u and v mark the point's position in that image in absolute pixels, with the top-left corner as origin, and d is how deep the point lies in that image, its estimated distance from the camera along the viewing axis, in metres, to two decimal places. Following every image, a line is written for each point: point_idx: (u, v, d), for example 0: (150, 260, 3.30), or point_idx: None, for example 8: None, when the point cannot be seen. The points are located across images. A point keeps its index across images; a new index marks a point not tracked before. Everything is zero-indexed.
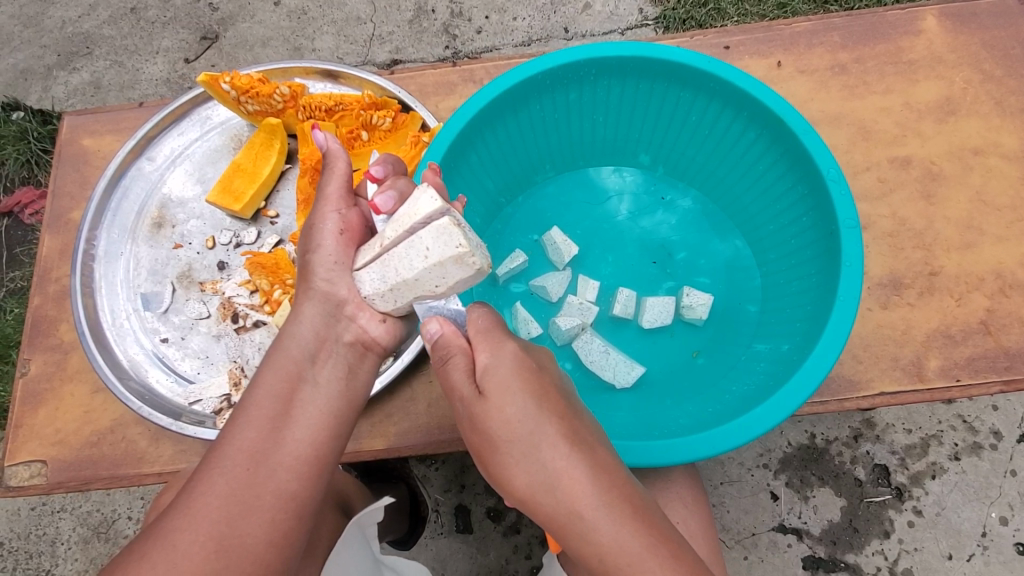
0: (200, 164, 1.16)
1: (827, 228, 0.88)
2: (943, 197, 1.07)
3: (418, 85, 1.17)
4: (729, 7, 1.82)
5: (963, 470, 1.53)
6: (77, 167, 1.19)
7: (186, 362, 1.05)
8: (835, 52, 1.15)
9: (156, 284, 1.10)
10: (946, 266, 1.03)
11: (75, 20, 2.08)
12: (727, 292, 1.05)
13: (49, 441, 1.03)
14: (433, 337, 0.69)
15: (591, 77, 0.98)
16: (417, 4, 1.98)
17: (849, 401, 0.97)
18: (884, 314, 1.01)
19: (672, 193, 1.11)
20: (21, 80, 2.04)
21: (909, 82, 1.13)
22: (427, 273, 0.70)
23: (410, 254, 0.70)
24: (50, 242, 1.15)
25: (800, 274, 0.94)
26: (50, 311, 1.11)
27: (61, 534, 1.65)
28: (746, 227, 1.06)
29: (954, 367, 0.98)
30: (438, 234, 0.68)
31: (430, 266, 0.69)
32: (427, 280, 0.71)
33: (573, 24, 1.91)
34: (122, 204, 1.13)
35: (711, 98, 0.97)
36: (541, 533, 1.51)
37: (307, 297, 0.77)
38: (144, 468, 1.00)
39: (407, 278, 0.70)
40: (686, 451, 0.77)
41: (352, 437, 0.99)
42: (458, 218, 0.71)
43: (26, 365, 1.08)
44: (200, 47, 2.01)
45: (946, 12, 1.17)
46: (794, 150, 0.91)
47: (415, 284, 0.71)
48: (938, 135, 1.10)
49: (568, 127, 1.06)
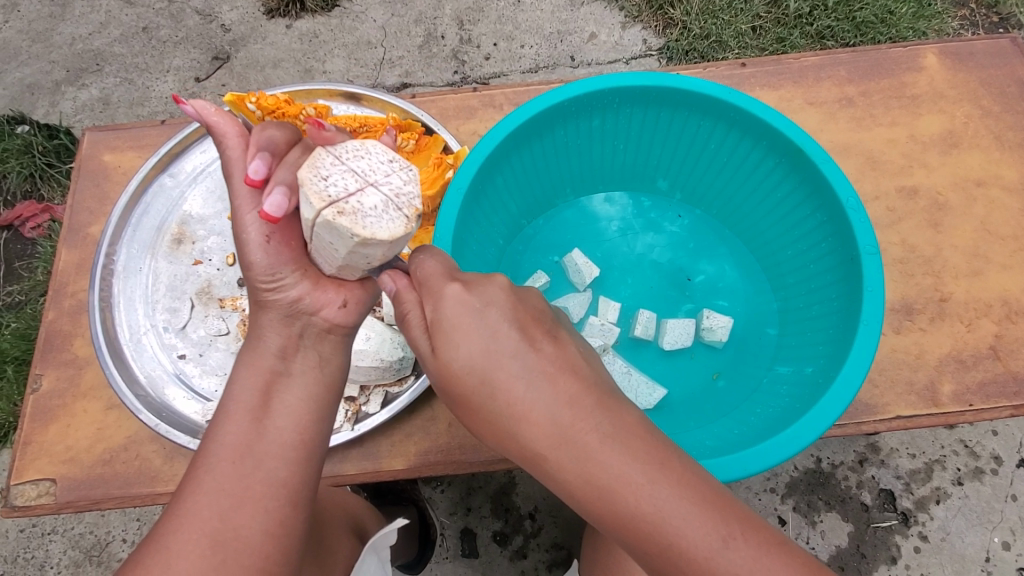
0: (222, 182, 1.17)
1: (848, 254, 0.90)
2: (950, 226, 1.10)
3: (439, 109, 1.20)
4: (731, 39, 1.89)
5: (966, 495, 1.54)
6: (97, 182, 1.19)
7: (204, 379, 1.05)
8: (842, 86, 1.20)
9: (175, 300, 1.09)
10: (955, 292, 1.06)
11: (86, 37, 2.10)
12: (746, 314, 1.07)
13: (60, 459, 1.01)
14: (390, 292, 0.68)
15: (615, 105, 1.01)
16: (427, 30, 2.03)
17: (867, 424, 0.98)
18: (898, 339, 1.03)
19: (690, 217, 1.14)
20: (28, 95, 2.05)
21: (914, 116, 1.18)
22: (351, 258, 0.67)
23: (325, 246, 0.67)
24: (67, 256, 1.15)
25: (820, 299, 0.96)
26: (64, 325, 1.10)
27: (51, 557, 1.60)
28: (763, 252, 1.08)
29: (966, 392, 1.00)
30: (330, 231, 0.63)
31: (347, 254, 0.66)
32: (357, 261, 0.68)
33: (579, 53, 1.97)
34: (143, 220, 1.13)
35: (731, 127, 1.00)
36: (549, 558, 1.50)
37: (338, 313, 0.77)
38: (159, 487, 0.99)
39: (338, 264, 0.70)
40: (719, 472, 0.77)
41: (373, 456, 0.99)
42: (323, 212, 0.61)
43: (38, 380, 1.06)
44: (211, 67, 2.04)
45: (946, 51, 1.23)
46: (814, 178, 0.93)
47: (348, 265, 0.69)
48: (943, 166, 1.15)
49: (590, 152, 1.09)
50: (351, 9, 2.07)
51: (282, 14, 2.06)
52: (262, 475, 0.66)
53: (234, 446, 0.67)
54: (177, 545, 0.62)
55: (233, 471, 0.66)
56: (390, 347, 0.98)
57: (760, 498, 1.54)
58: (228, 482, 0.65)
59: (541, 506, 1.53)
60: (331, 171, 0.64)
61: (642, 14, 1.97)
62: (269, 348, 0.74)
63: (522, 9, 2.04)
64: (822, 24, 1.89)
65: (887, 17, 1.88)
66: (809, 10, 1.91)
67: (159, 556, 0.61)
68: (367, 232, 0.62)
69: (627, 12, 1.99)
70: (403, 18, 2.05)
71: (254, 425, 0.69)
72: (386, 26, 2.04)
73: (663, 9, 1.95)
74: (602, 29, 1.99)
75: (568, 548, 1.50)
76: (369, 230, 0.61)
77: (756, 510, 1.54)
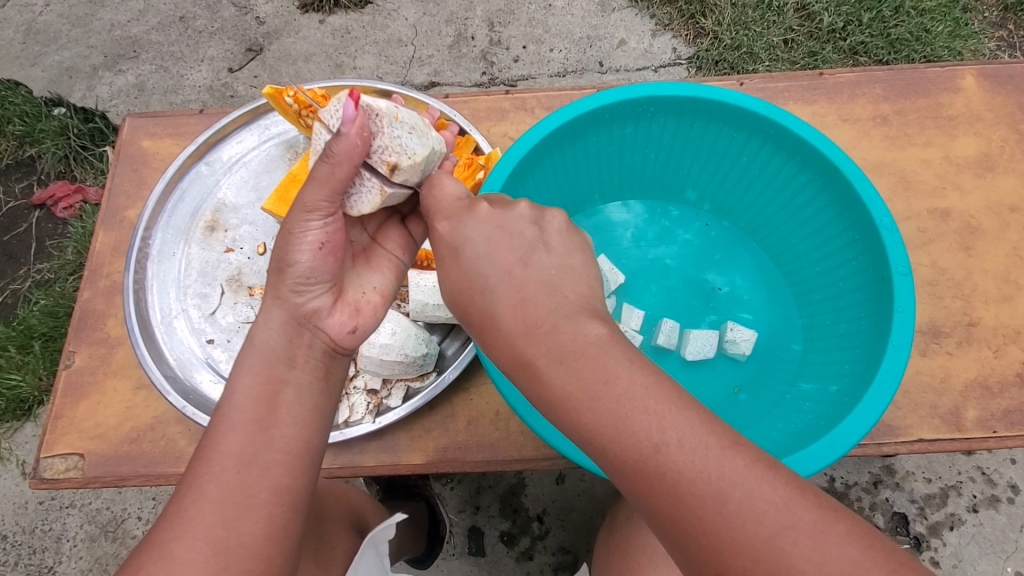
0: (256, 173, 1.19)
1: (878, 273, 0.90)
2: (982, 250, 1.09)
3: (471, 110, 1.21)
4: (762, 51, 1.89)
5: (981, 523, 1.51)
6: (135, 167, 1.23)
7: (231, 365, 1.07)
8: (877, 103, 1.19)
9: (207, 286, 1.12)
10: (984, 317, 1.04)
11: (124, 24, 2.15)
12: (770, 329, 1.07)
13: (88, 435, 1.04)
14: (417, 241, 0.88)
15: (649, 113, 1.02)
16: (458, 31, 2.05)
17: (888, 446, 0.97)
18: (923, 362, 1.02)
19: (718, 229, 1.14)
20: (66, 78, 2.10)
21: (949, 137, 1.17)
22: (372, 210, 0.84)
23: None
24: (104, 238, 1.18)
25: (847, 317, 0.96)
26: (98, 305, 1.13)
27: (67, 531, 1.64)
28: (790, 267, 1.08)
29: (991, 419, 0.99)
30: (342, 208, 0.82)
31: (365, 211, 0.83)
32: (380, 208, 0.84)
33: (608, 59, 1.97)
34: (178, 206, 1.16)
35: (765, 140, 1.00)
36: (555, 561, 1.50)
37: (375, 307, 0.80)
38: (183, 468, 1.01)
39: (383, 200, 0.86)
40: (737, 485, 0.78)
41: (392, 449, 1.00)
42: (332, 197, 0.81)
43: (71, 357, 1.09)
44: (244, 58, 2.08)
45: (985, 72, 1.21)
46: (847, 196, 0.93)
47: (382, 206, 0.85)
48: (977, 189, 1.13)
49: (621, 159, 1.09)
50: (384, 7, 2.09)
51: (316, 9, 2.09)
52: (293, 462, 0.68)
53: (267, 434, 0.68)
54: (212, 527, 0.63)
55: (265, 457, 0.67)
56: (415, 343, 0.99)
57: None
58: (268, 468, 0.67)
59: (549, 508, 1.53)
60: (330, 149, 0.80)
61: (673, 22, 1.97)
62: None
63: (553, 13, 2.05)
64: (855, 40, 1.88)
65: (923, 35, 1.86)
66: (843, 24, 1.89)
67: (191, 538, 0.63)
68: (355, 206, 0.79)
69: (659, 20, 1.98)
70: (435, 17, 2.07)
71: (288, 413, 0.70)
72: (417, 24, 2.07)
73: (694, 19, 1.95)
74: (632, 36, 1.99)
75: (575, 552, 1.51)
76: (354, 208, 0.79)
77: None
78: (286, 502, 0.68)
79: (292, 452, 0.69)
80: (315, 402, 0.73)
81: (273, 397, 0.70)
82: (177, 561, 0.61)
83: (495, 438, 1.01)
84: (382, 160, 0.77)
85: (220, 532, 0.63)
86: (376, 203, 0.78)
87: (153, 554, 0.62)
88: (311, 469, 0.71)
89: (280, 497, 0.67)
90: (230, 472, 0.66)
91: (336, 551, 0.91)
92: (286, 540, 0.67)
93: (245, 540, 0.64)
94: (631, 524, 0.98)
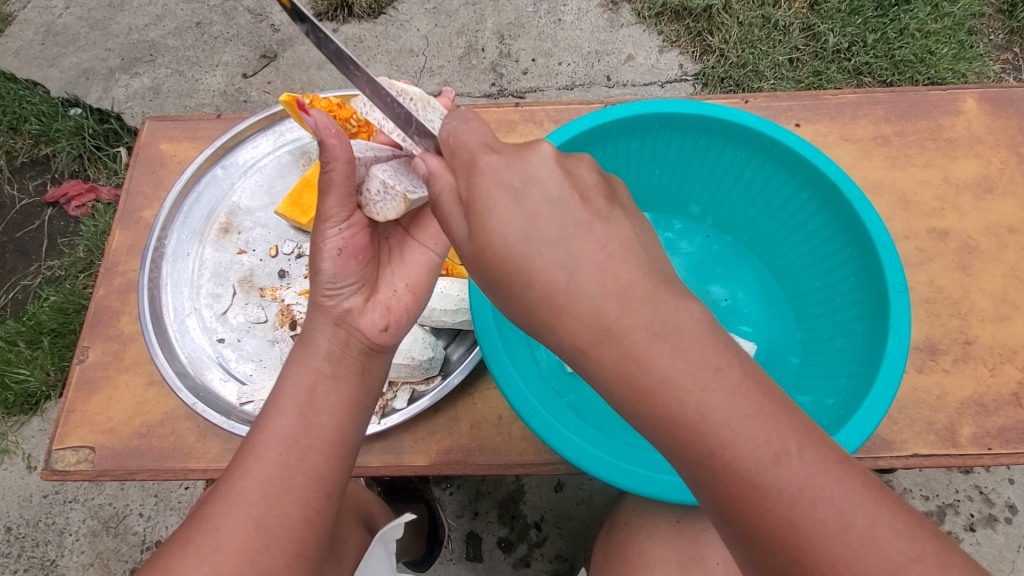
0: (271, 177, 1.22)
1: (875, 290, 0.92)
2: (979, 270, 1.11)
3: (481, 121, 1.24)
4: (767, 70, 1.92)
5: (978, 542, 1.52)
6: (153, 168, 1.26)
7: (241, 363, 1.09)
8: (878, 124, 1.22)
9: (219, 287, 1.15)
10: (981, 336, 1.06)
11: (142, 28, 2.20)
12: (770, 342, 1.08)
13: (100, 428, 1.06)
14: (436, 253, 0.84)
15: (655, 129, 1.05)
16: (468, 43, 2.09)
17: (884, 459, 0.99)
18: (920, 378, 1.04)
19: (720, 244, 1.16)
20: (83, 79, 2.14)
21: (949, 159, 1.19)
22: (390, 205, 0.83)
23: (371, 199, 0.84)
24: (121, 237, 1.21)
25: (844, 332, 0.98)
26: (113, 302, 1.15)
27: (69, 525, 1.66)
28: (790, 282, 1.10)
29: (986, 436, 1.00)
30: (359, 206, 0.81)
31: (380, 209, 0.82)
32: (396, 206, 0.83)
33: (615, 74, 2.01)
34: (194, 208, 1.19)
35: (766, 158, 1.03)
36: (552, 569, 1.51)
37: (390, 311, 0.82)
38: (191, 463, 1.03)
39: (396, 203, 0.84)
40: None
41: (396, 450, 1.02)
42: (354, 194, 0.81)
43: (85, 352, 1.12)
44: (259, 64, 2.12)
45: (986, 96, 1.24)
46: (846, 214, 0.96)
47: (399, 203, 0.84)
48: (976, 210, 1.16)
49: (627, 173, 1.12)
50: (396, 18, 2.14)
51: (330, 18, 2.14)
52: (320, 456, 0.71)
53: (307, 421, 0.74)
54: (256, 505, 0.69)
55: (290, 443, 0.73)
56: (421, 346, 1.02)
57: None
58: (308, 453, 0.73)
59: (547, 516, 1.54)
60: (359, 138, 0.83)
61: (679, 39, 2.01)
62: (311, 340, 0.79)
63: (562, 27, 2.09)
64: (860, 61, 1.91)
65: (926, 57, 1.90)
66: (848, 45, 1.93)
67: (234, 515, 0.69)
68: (377, 213, 0.80)
69: (666, 37, 2.02)
70: (446, 29, 2.12)
71: (328, 401, 0.76)
72: (428, 35, 2.11)
73: (701, 36, 1.99)
74: (639, 52, 2.03)
75: (572, 560, 1.51)
76: (378, 214, 0.80)
77: None
78: (323, 488, 0.73)
79: (330, 441, 0.75)
80: (342, 392, 0.78)
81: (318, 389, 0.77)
82: (205, 534, 0.68)
83: (497, 442, 1.03)
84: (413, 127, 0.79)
85: (263, 509, 0.69)
86: (402, 203, 0.78)
87: (199, 527, 0.68)
88: (348, 458, 0.77)
89: (317, 482, 0.73)
90: (275, 454, 0.72)
91: (346, 546, 0.93)
92: (322, 525, 0.73)
93: (284, 520, 0.70)
94: (629, 529, 1.00)
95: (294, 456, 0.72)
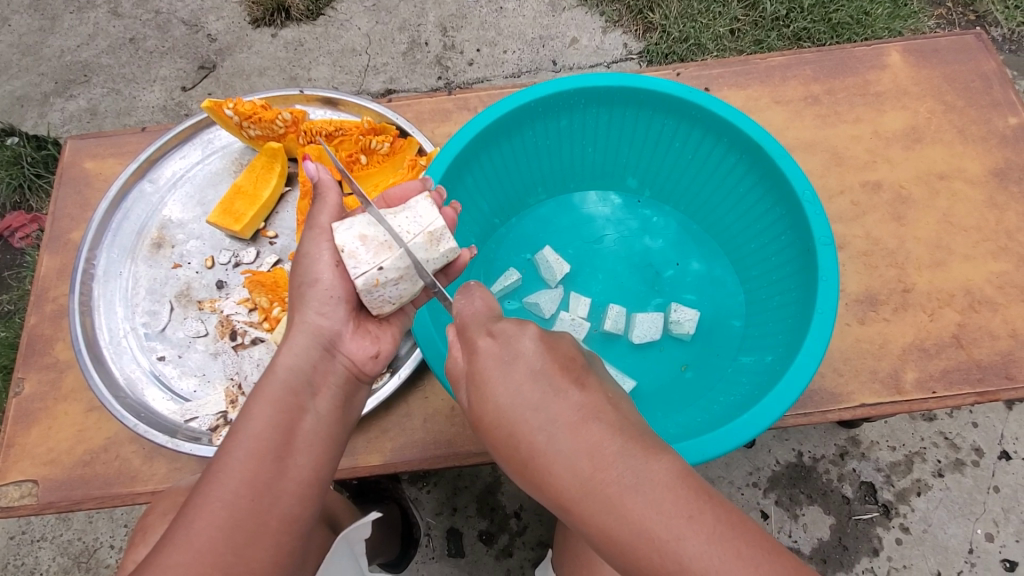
0: (201, 187, 1.19)
1: (804, 245, 0.93)
2: (913, 218, 1.13)
3: (414, 112, 1.22)
4: (710, 42, 1.93)
5: (947, 487, 1.54)
6: (78, 189, 1.21)
7: (183, 380, 1.06)
8: (808, 84, 1.23)
9: (155, 303, 1.11)
10: (918, 283, 1.08)
11: (74, 49, 2.13)
12: (713, 307, 1.09)
13: (41, 460, 1.02)
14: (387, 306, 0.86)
15: (582, 105, 1.04)
16: (411, 38, 2.06)
17: (832, 412, 1.00)
18: (862, 329, 1.05)
19: (659, 214, 1.16)
20: (17, 107, 2.06)
21: (878, 113, 1.21)
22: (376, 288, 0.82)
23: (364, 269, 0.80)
24: (49, 262, 1.17)
25: (780, 290, 0.99)
26: (46, 330, 1.11)
27: (40, 564, 1.61)
28: (729, 246, 1.11)
29: (929, 379, 1.02)
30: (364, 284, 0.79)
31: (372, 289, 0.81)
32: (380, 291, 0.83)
33: (562, 58, 2.00)
34: (122, 225, 1.15)
35: (693, 125, 1.03)
36: (534, 556, 1.50)
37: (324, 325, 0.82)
38: (138, 487, 1.00)
39: None
40: (692, 453, 0.80)
41: (349, 452, 1.00)
42: (372, 275, 0.78)
43: (21, 383, 1.08)
44: (198, 76, 2.06)
45: (909, 49, 1.26)
46: (772, 173, 0.96)
47: None
48: (906, 160, 1.17)
49: (560, 152, 1.11)
50: (336, 18, 2.10)
51: (267, 23, 2.09)
52: (257, 474, 0.67)
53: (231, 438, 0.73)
54: (229, 549, 0.64)
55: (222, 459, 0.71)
56: None
57: (743, 493, 1.55)
58: (281, 497, 0.68)
59: (526, 504, 1.54)
60: (342, 232, 0.80)
61: (622, 18, 2.01)
62: None
63: (504, 15, 2.07)
64: (799, 26, 1.93)
65: (863, 17, 1.92)
66: (787, 12, 1.94)
67: (172, 553, 0.62)
68: (377, 302, 0.81)
69: (608, 17, 2.02)
70: (388, 25, 2.08)
71: None
72: (370, 33, 2.07)
73: (643, 14, 1.99)
74: (583, 34, 2.02)
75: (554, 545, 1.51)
76: (377, 302, 0.81)
77: (739, 506, 1.55)
78: (299, 521, 0.69)
79: (304, 482, 0.71)
80: None
81: (290, 416, 0.72)
82: None
83: (452, 433, 1.02)
84: (391, 271, 0.79)
85: None
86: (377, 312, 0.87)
87: None
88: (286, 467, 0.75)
89: None
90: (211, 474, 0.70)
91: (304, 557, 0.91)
92: None
93: None
94: None
95: (268, 503, 0.67)
